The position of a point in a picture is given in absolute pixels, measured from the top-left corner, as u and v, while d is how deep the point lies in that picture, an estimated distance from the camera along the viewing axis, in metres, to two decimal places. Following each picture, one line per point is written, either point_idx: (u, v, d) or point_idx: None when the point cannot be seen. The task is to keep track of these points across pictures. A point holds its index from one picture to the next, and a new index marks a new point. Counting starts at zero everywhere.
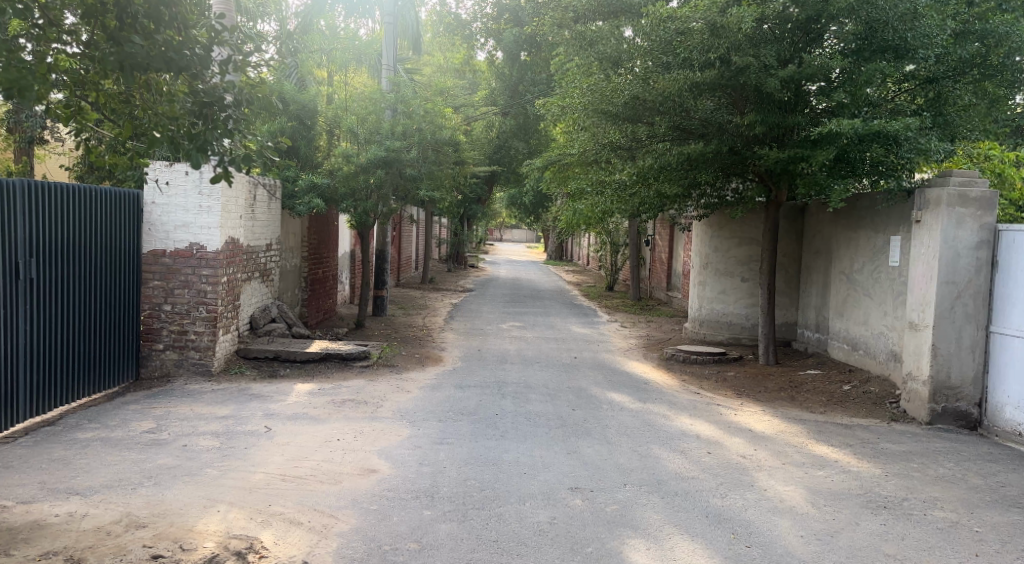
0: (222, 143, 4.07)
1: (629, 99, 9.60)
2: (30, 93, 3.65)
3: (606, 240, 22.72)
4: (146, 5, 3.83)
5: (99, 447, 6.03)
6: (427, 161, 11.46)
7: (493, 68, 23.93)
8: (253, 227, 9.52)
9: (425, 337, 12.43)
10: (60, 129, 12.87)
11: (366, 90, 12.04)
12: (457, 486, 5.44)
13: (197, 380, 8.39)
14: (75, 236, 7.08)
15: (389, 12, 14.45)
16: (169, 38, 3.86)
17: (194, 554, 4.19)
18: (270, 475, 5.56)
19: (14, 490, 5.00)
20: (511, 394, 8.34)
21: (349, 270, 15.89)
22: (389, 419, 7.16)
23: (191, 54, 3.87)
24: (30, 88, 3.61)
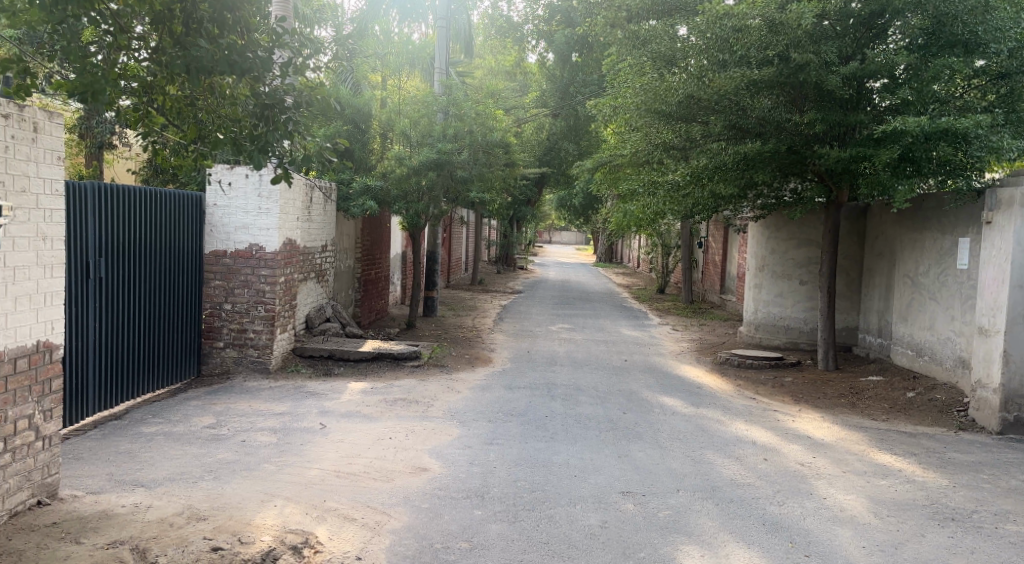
0: (283, 143, 4.15)
1: (684, 98, 9.47)
2: (103, 95, 3.82)
3: (658, 242, 22.50)
4: (211, 11, 3.91)
5: (162, 442, 6.21)
6: (478, 163, 11.51)
7: (544, 70, 23.97)
8: (309, 228, 9.69)
9: (475, 338, 12.51)
10: (127, 134, 13.31)
11: (418, 93, 12.18)
12: (508, 486, 5.44)
13: (255, 377, 8.59)
14: (140, 237, 7.30)
15: (442, 16, 14.58)
16: (232, 41, 3.92)
17: (252, 547, 4.27)
18: (325, 471, 5.65)
19: (84, 480, 5.19)
20: (561, 396, 8.31)
21: (401, 271, 16.07)
22: (440, 419, 7.21)
23: (252, 56, 3.88)
24: (102, 91, 3.78)
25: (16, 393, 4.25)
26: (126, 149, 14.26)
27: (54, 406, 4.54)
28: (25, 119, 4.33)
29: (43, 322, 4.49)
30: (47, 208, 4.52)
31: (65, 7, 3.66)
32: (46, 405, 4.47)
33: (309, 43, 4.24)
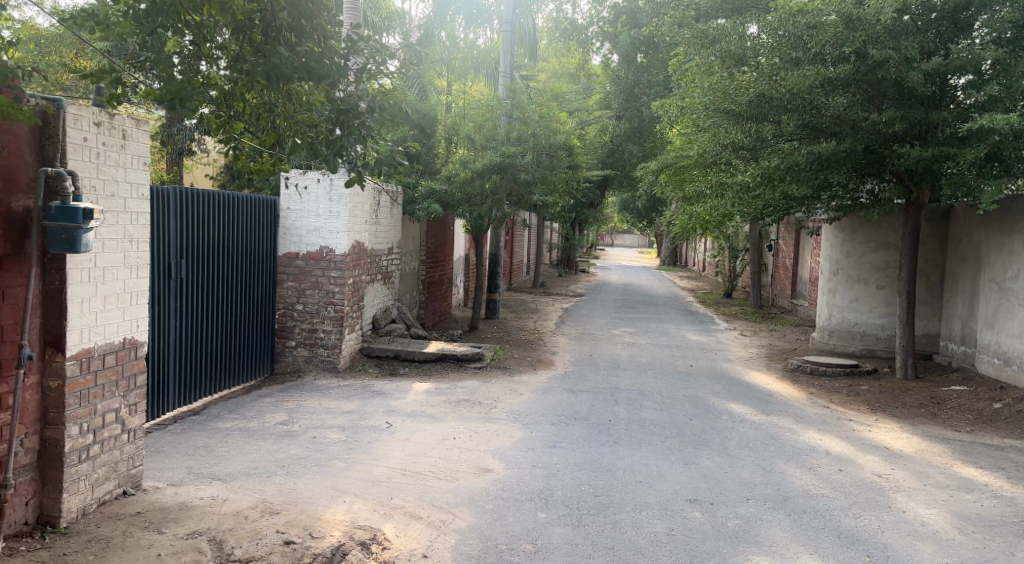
0: (356, 146, 4.21)
1: (754, 96, 9.18)
2: (190, 102, 3.95)
3: (725, 245, 22.09)
4: (290, 19, 4.04)
5: (238, 437, 6.42)
6: (541, 166, 11.51)
7: (608, 71, 23.79)
8: (377, 231, 9.85)
9: (538, 340, 12.52)
10: (205, 140, 13.79)
11: (483, 98, 12.25)
12: (572, 490, 5.42)
13: (324, 376, 8.80)
14: (218, 240, 7.57)
15: (507, 20, 14.64)
16: (311, 49, 4.00)
17: (323, 542, 4.36)
18: (392, 469, 5.75)
19: (164, 472, 5.40)
20: (625, 401, 8.24)
21: (464, 274, 16.21)
22: (503, 421, 7.25)
23: (330, 62, 3.95)
24: (189, 99, 3.91)
25: (105, 387, 4.45)
26: (204, 154, 14.78)
27: (138, 401, 4.75)
28: (114, 127, 4.50)
29: (130, 320, 4.69)
30: (135, 211, 4.73)
31: (157, 19, 3.80)
32: (131, 400, 4.68)
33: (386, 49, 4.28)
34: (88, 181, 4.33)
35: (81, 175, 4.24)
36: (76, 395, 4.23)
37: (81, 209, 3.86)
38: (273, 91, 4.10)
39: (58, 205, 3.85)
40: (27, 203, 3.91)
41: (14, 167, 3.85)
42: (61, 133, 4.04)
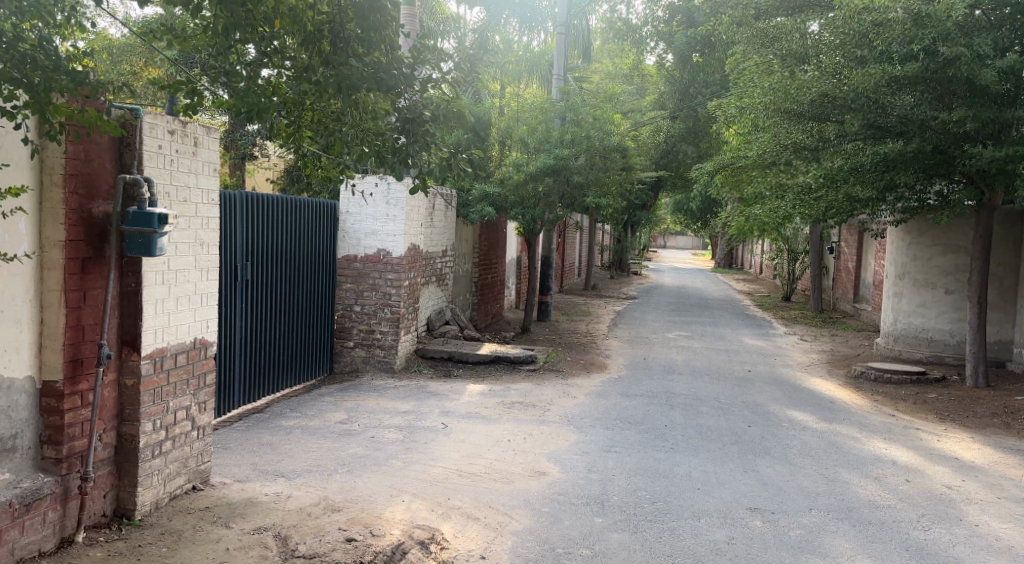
0: (421, 153, 4.27)
1: (817, 96, 9.15)
2: (267, 113, 3.96)
3: (783, 248, 21.68)
4: (359, 30, 4.06)
5: (299, 435, 6.58)
6: (595, 168, 11.50)
7: (662, 72, 23.59)
8: (432, 234, 9.98)
9: (591, 343, 12.49)
10: (267, 145, 14.13)
11: (536, 100, 12.27)
12: (628, 495, 5.40)
13: (381, 376, 8.95)
14: (281, 242, 7.79)
15: (561, 22, 14.63)
16: (377, 59, 4.01)
17: (384, 540, 4.44)
18: (448, 469, 5.81)
19: (231, 469, 5.58)
20: (681, 406, 8.16)
21: (516, 276, 16.26)
22: (557, 424, 7.26)
23: (397, 73, 3.97)
24: (267, 111, 3.92)
25: (176, 386, 4.62)
26: (265, 160, 15.14)
27: (208, 399, 4.93)
28: (187, 135, 4.66)
29: (200, 321, 4.86)
30: (205, 216, 4.92)
31: (233, 31, 3.82)
32: (201, 398, 4.87)
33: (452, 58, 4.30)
34: (163, 187, 4.49)
35: (156, 181, 4.39)
36: (151, 392, 4.41)
37: (156, 215, 3.99)
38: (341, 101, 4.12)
39: (136, 210, 3.97)
40: (107, 209, 4.05)
41: (96, 175, 3.99)
42: (139, 142, 4.19)
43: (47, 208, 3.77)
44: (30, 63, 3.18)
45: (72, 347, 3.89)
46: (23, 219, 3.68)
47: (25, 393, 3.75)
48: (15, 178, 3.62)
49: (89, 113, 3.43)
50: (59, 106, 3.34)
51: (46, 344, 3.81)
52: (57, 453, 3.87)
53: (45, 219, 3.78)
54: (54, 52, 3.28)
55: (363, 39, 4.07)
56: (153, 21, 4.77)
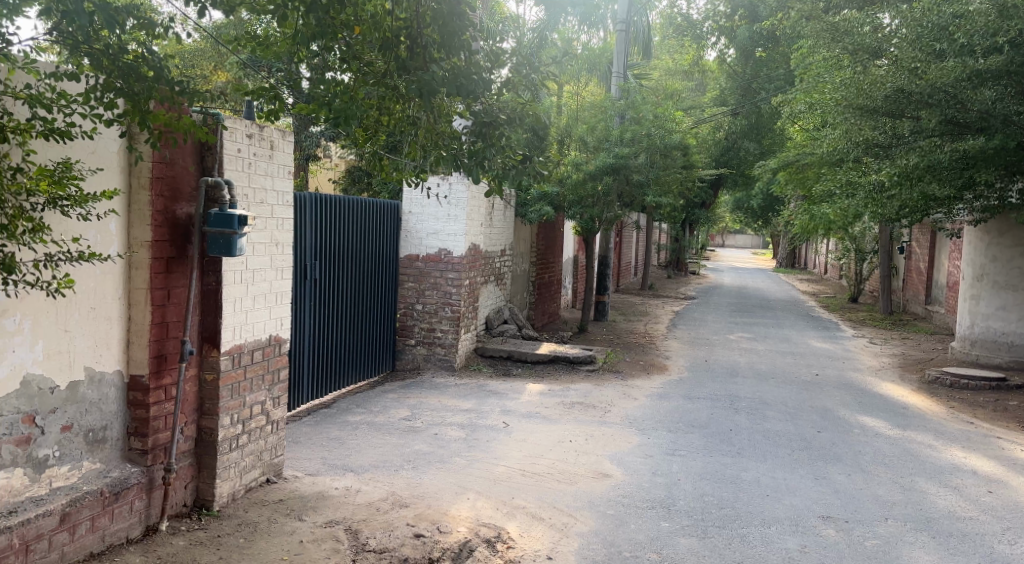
0: (498, 157, 4.12)
1: (893, 91, 8.88)
2: (354, 120, 4.03)
3: (850, 248, 21.10)
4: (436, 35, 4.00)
5: (365, 430, 6.71)
6: (655, 166, 11.38)
7: (724, 67, 23.18)
8: (491, 234, 10.04)
9: (650, 344, 12.37)
10: (330, 146, 14.42)
11: (595, 99, 12.24)
12: (695, 500, 5.34)
13: (442, 374, 9.05)
14: (347, 243, 7.93)
15: (621, 20, 14.53)
16: (463, 62, 3.93)
17: (451, 537, 4.50)
18: (511, 469, 5.85)
19: (302, 462, 5.73)
20: (746, 410, 8.02)
21: (572, 276, 16.19)
22: (619, 425, 7.22)
23: (478, 77, 3.91)
24: (353, 117, 3.98)
25: (252, 381, 4.77)
26: (328, 160, 15.42)
27: (282, 394, 5.08)
28: (264, 139, 4.80)
29: (275, 319, 5.01)
30: (280, 217, 5.06)
31: (318, 39, 3.85)
32: (275, 393, 5.01)
33: (530, 65, 4.22)
34: (242, 190, 4.63)
35: (236, 184, 4.53)
36: (229, 388, 4.56)
37: (236, 216, 4.12)
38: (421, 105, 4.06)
39: (217, 212, 4.12)
40: (190, 210, 4.20)
41: (180, 178, 4.14)
42: (220, 146, 4.33)
43: (135, 209, 3.93)
44: (134, 75, 3.32)
45: (156, 343, 4.04)
46: (114, 220, 3.84)
47: (114, 386, 3.92)
48: (108, 181, 3.78)
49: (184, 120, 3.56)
50: (156, 114, 3.45)
51: (133, 339, 3.97)
52: (143, 445, 4.04)
53: (134, 220, 3.93)
54: (158, 63, 3.41)
55: (444, 45, 3.94)
56: (224, 26, 4.89)
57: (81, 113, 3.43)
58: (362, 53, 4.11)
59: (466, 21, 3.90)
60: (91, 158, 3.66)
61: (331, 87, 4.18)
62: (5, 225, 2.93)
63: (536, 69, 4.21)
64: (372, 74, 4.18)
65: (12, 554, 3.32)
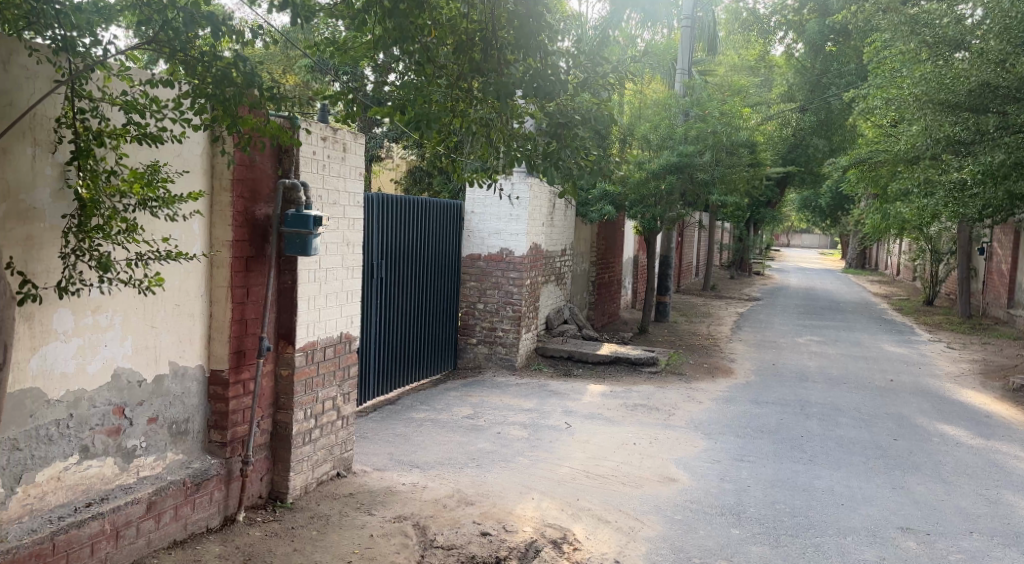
0: (574, 159, 4.05)
1: (977, 85, 8.70)
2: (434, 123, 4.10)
3: (927, 248, 20.36)
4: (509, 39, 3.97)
5: (429, 427, 6.80)
6: (720, 165, 11.19)
7: (791, 63, 22.62)
8: (552, 233, 10.04)
9: (715, 346, 12.17)
10: (393, 147, 14.63)
11: (659, 96, 12.06)
12: (765, 508, 5.24)
13: (504, 373, 9.10)
14: (411, 242, 8.03)
15: (687, 16, 14.32)
16: (533, 65, 3.86)
17: (517, 536, 4.52)
18: (575, 470, 5.84)
19: (369, 457, 5.84)
20: (817, 416, 7.81)
21: (633, 276, 16.04)
22: (683, 428, 7.13)
23: (556, 78, 3.82)
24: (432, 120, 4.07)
25: (325, 376, 4.89)
26: (391, 160, 15.63)
27: (352, 390, 5.20)
28: (337, 141, 4.92)
29: (346, 316, 5.12)
30: (352, 218, 5.17)
31: (400, 44, 3.95)
32: (346, 389, 5.13)
33: (608, 66, 4.10)
34: (316, 191, 4.74)
35: (311, 185, 4.65)
36: (303, 383, 4.68)
37: (312, 217, 4.23)
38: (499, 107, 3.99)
39: (294, 213, 4.24)
40: (268, 211, 4.33)
41: (259, 180, 4.26)
42: (297, 149, 4.45)
43: (218, 210, 4.06)
44: (225, 81, 3.40)
45: (236, 339, 4.18)
46: (198, 221, 3.98)
47: (196, 380, 4.07)
48: (193, 183, 3.92)
49: (270, 124, 3.67)
50: (246, 119, 3.56)
51: (214, 335, 4.11)
52: (222, 437, 4.17)
53: (215, 220, 4.07)
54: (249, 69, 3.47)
55: (519, 44, 3.87)
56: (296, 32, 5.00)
57: (171, 117, 3.56)
58: (435, 56, 4.15)
59: (543, 23, 3.82)
60: (177, 161, 3.81)
61: (405, 90, 4.23)
62: (101, 226, 3.12)
63: (614, 70, 4.09)
64: (445, 76, 4.21)
65: (103, 540, 3.47)
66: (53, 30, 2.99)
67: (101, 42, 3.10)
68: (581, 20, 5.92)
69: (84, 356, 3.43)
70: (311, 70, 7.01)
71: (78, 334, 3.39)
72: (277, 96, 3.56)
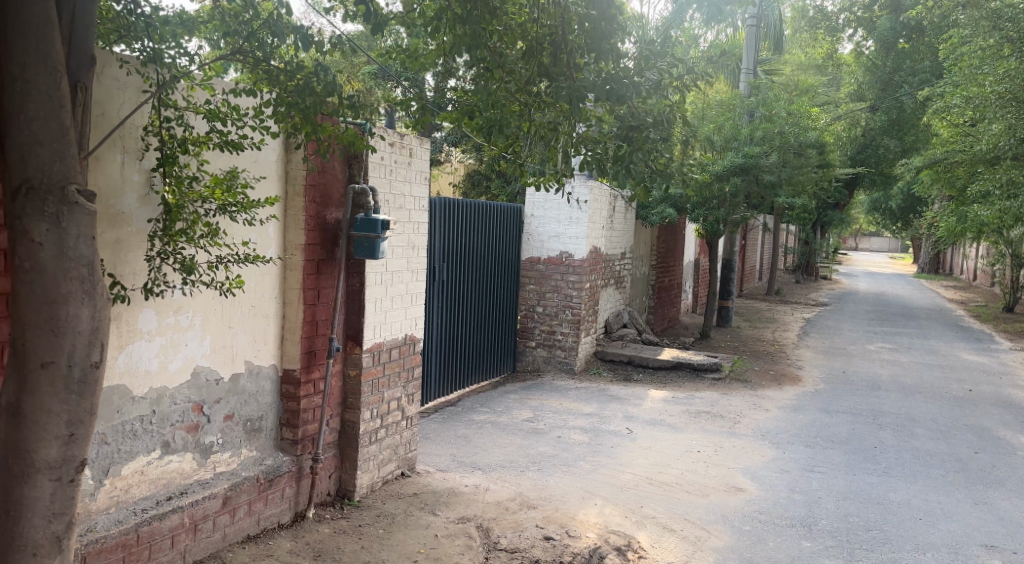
0: (644, 161, 3.98)
1: None
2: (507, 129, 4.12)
3: (1007, 253, 19.52)
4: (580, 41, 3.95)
5: (490, 430, 6.83)
6: (787, 166, 10.95)
7: (861, 61, 21.99)
8: (612, 236, 9.97)
9: (780, 353, 11.90)
10: (452, 150, 14.77)
11: (724, 96, 11.86)
12: (838, 520, 5.10)
13: (563, 377, 9.08)
14: (472, 244, 8.09)
15: (752, 15, 14.07)
16: (600, 68, 3.85)
17: (581, 542, 4.50)
18: (638, 476, 5.79)
19: (432, 458, 5.90)
20: (890, 426, 7.56)
21: (694, 279, 15.80)
22: (749, 437, 6.99)
23: (629, 82, 3.75)
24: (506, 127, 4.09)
25: (390, 377, 4.97)
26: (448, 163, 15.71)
27: (416, 391, 5.27)
28: (404, 147, 4.99)
29: (410, 318, 5.19)
30: (417, 221, 5.23)
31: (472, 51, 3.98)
32: (410, 389, 5.20)
33: (683, 66, 3.98)
34: (383, 196, 4.82)
35: (379, 190, 4.73)
36: (369, 383, 4.76)
37: (380, 221, 4.31)
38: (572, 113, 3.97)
39: (363, 217, 4.32)
40: (339, 215, 4.42)
41: (330, 185, 4.35)
42: (365, 154, 4.52)
43: (292, 214, 4.18)
44: (308, 90, 3.47)
45: (308, 340, 4.28)
46: (272, 224, 4.10)
47: (269, 378, 4.18)
48: (269, 189, 4.04)
49: (347, 131, 3.76)
50: (326, 126, 3.64)
51: (286, 335, 4.22)
52: (293, 435, 4.28)
53: (289, 225, 4.18)
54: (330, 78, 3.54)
55: (590, 47, 3.87)
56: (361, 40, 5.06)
57: (252, 125, 3.69)
58: (505, 62, 4.15)
59: (616, 26, 3.80)
60: (254, 167, 3.92)
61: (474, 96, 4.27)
62: (185, 230, 3.25)
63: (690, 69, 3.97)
64: (514, 82, 4.19)
65: (182, 532, 3.59)
66: (143, 42, 3.14)
67: (184, 51, 3.28)
68: (644, 19, 5.84)
69: (166, 354, 3.57)
70: (373, 76, 7.10)
71: (161, 334, 3.52)
72: (356, 104, 3.66)
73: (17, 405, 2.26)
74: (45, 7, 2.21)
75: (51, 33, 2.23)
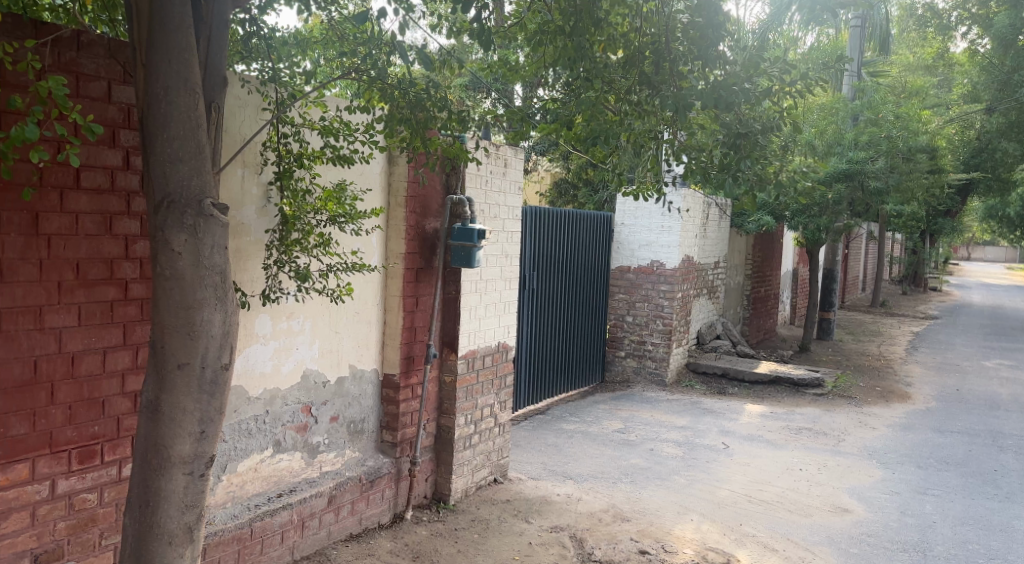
0: (752, 169, 3.92)
1: None
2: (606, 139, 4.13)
3: None
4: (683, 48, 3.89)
5: (581, 439, 6.82)
6: (896, 171, 10.46)
7: (975, 60, 20.78)
8: (705, 245, 9.79)
9: (887, 368, 11.36)
10: (541, 159, 14.78)
11: (827, 99, 11.45)
12: (955, 547, 4.85)
13: (654, 388, 8.96)
14: (562, 253, 8.10)
15: (857, 17, 13.70)
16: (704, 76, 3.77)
17: (678, 557, 4.44)
18: (737, 493, 5.65)
19: (524, 466, 5.94)
20: (1013, 449, 7.11)
21: (792, 290, 15.29)
22: (854, 456, 6.72)
23: (738, 88, 3.63)
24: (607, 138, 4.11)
25: (484, 384, 5.04)
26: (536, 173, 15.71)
27: (508, 398, 5.32)
28: (499, 157, 5.07)
29: (503, 326, 5.26)
30: (511, 231, 5.29)
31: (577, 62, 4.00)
32: (502, 397, 5.26)
33: (795, 72, 3.87)
34: (480, 206, 4.90)
35: (476, 200, 4.83)
36: (464, 390, 4.84)
37: (476, 230, 4.39)
38: (680, 123, 3.92)
39: (460, 226, 4.42)
40: (437, 225, 4.54)
41: (429, 196, 4.48)
42: (462, 166, 4.61)
43: (394, 224, 4.31)
44: (418, 105, 3.59)
45: (407, 345, 4.39)
46: (376, 234, 4.24)
47: (372, 382, 4.32)
48: (374, 200, 4.20)
49: (452, 144, 3.86)
50: (434, 140, 3.75)
51: (387, 341, 4.35)
52: (393, 438, 4.40)
53: (391, 234, 4.31)
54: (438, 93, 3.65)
55: (697, 55, 3.77)
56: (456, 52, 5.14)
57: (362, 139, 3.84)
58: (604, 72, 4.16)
59: (723, 32, 3.67)
60: (361, 179, 4.08)
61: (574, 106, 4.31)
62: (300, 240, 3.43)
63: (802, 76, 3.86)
64: (612, 91, 4.22)
65: (291, 528, 3.76)
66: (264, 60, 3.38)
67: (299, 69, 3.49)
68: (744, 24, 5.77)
69: (279, 357, 3.75)
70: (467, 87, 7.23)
71: (275, 337, 3.70)
72: (464, 118, 3.76)
73: (156, 403, 2.42)
74: (184, 34, 2.38)
75: (189, 57, 2.39)
